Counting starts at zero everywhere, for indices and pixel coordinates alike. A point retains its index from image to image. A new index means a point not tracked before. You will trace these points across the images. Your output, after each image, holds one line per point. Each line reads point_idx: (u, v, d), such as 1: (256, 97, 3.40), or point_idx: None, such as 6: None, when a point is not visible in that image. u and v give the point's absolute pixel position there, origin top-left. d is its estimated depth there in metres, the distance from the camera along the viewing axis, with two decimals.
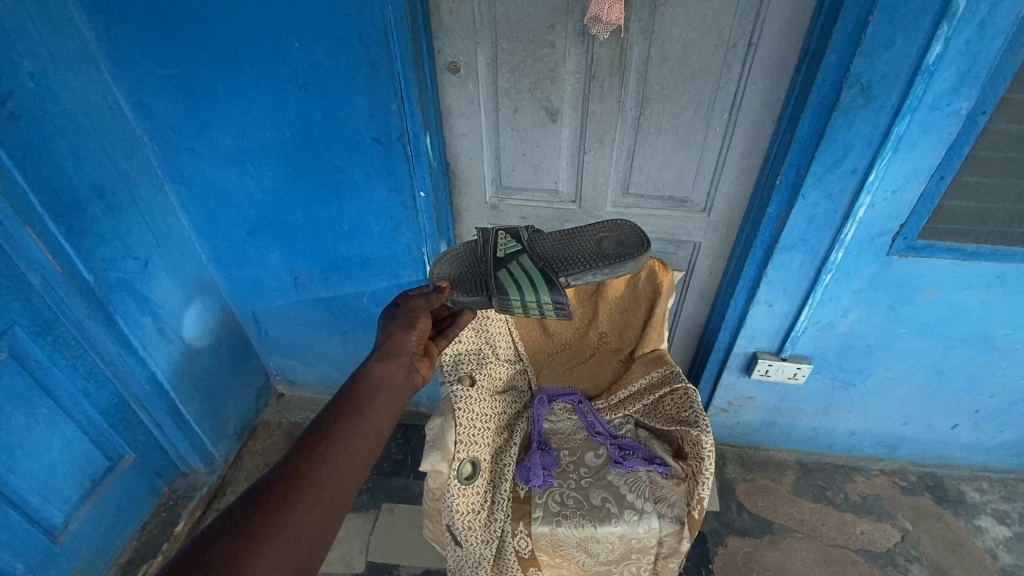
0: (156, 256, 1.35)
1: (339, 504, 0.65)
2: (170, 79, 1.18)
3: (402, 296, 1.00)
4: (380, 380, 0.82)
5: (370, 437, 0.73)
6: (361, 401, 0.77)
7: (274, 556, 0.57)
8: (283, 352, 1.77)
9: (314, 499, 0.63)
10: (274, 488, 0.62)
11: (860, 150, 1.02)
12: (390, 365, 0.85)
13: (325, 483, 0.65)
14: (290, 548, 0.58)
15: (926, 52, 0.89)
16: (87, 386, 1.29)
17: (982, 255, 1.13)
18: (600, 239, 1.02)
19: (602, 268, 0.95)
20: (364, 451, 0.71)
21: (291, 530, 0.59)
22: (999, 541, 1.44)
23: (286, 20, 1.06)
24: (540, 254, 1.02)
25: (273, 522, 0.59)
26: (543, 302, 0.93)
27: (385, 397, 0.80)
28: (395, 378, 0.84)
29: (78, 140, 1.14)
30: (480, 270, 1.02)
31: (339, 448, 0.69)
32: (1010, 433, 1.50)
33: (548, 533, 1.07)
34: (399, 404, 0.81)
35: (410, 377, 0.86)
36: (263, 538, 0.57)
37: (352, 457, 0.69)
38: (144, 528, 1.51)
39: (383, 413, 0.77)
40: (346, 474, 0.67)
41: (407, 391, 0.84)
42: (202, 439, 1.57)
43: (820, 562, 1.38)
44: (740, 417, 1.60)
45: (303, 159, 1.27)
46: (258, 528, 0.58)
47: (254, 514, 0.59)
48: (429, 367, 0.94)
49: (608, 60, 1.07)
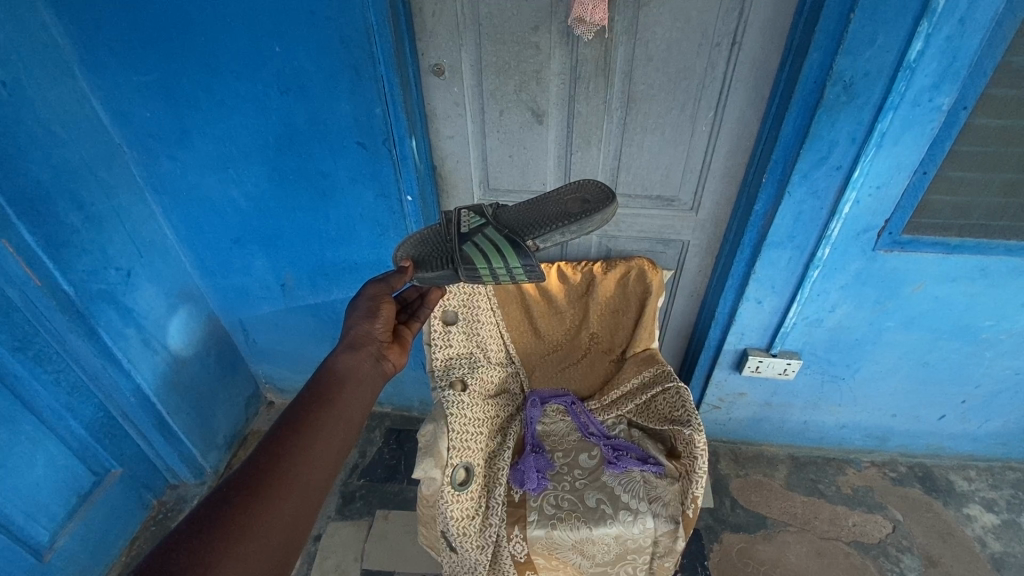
0: (139, 266, 1.33)
1: (311, 500, 0.64)
2: (149, 85, 1.15)
3: (366, 283, 0.96)
4: (350, 373, 0.80)
5: (341, 430, 0.73)
6: (330, 395, 0.76)
7: (246, 555, 0.55)
8: (272, 360, 1.75)
9: (284, 496, 0.62)
10: (242, 485, 0.60)
11: (844, 147, 1.02)
12: (358, 356, 0.84)
13: (297, 478, 0.64)
14: (263, 545, 0.57)
15: (907, 50, 0.90)
16: (70, 401, 1.26)
17: (965, 249, 1.14)
18: (565, 201, 0.98)
19: (570, 226, 0.91)
20: (336, 444, 0.71)
21: (264, 527, 0.58)
22: (988, 529, 1.46)
23: (266, 25, 1.04)
24: (506, 224, 0.98)
25: (245, 518, 0.57)
26: (512, 268, 0.89)
27: (355, 389, 0.79)
28: (363, 368, 0.83)
29: (54, 150, 1.12)
30: (445, 248, 0.95)
31: (310, 443, 0.68)
32: (996, 422, 1.52)
33: (543, 537, 1.06)
34: (369, 397, 0.81)
35: (378, 366, 0.86)
36: (232, 537, 0.55)
37: (324, 450, 0.68)
38: (134, 542, 1.49)
39: (353, 407, 0.76)
40: (319, 467, 0.67)
41: (377, 382, 0.84)
42: (192, 450, 1.55)
43: (813, 555, 1.39)
44: (732, 413, 1.61)
45: (287, 165, 1.25)
46: (228, 526, 0.56)
47: (223, 512, 0.57)
48: (401, 353, 0.92)
49: (593, 61, 1.07)
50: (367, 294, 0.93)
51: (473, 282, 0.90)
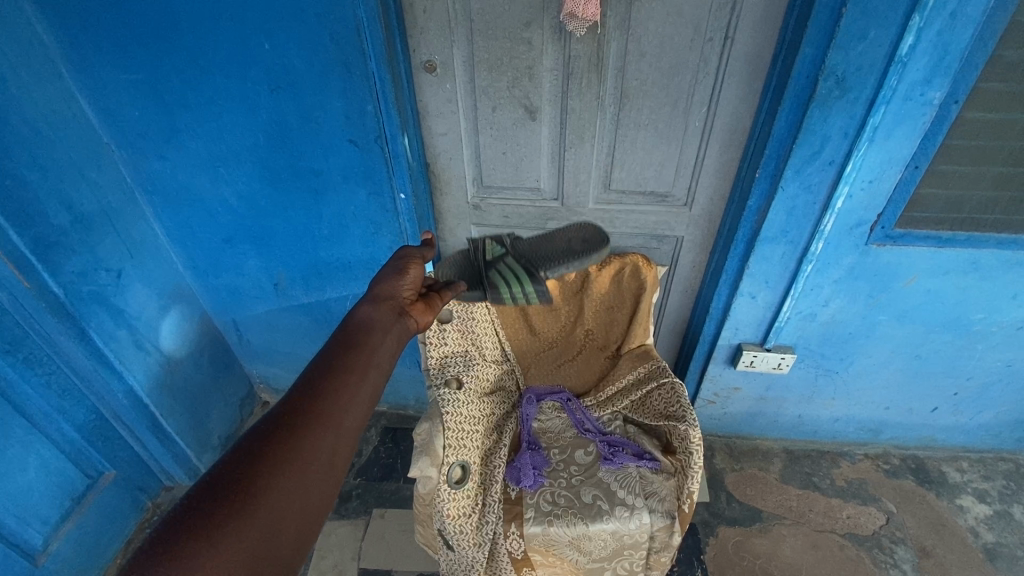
0: (130, 266, 1.32)
1: (347, 438, 0.66)
2: (137, 84, 1.14)
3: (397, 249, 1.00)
4: (375, 323, 0.82)
5: (372, 374, 0.74)
6: (360, 342, 0.77)
7: (288, 488, 0.58)
8: (266, 360, 1.74)
9: (320, 434, 0.63)
10: (280, 423, 0.62)
11: (837, 142, 1.03)
12: (382, 307, 0.86)
13: (332, 418, 0.65)
14: (304, 479, 0.59)
15: (898, 44, 0.90)
16: (62, 404, 1.25)
17: (956, 242, 1.15)
18: (574, 235, 1.06)
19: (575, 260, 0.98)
20: (367, 388, 0.72)
21: (302, 462, 0.60)
22: (980, 520, 1.48)
23: (255, 22, 1.03)
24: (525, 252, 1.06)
25: (284, 454, 0.60)
26: (527, 293, 0.97)
27: (382, 337, 0.80)
28: (387, 318, 0.84)
29: (41, 151, 1.10)
30: (473, 273, 1.05)
31: (341, 386, 0.69)
32: (988, 414, 1.54)
33: (540, 533, 1.06)
34: (395, 345, 0.82)
35: (402, 319, 0.87)
36: (271, 471, 0.58)
37: (355, 393, 0.70)
38: (129, 544, 1.48)
39: (381, 353, 0.78)
40: (352, 408, 0.68)
41: (401, 333, 0.85)
42: (186, 451, 1.54)
43: (808, 548, 1.40)
44: (726, 408, 1.62)
45: (278, 163, 1.24)
46: (269, 461, 0.58)
47: (263, 447, 0.59)
48: (425, 311, 0.92)
49: (586, 57, 1.06)
50: (398, 254, 0.98)
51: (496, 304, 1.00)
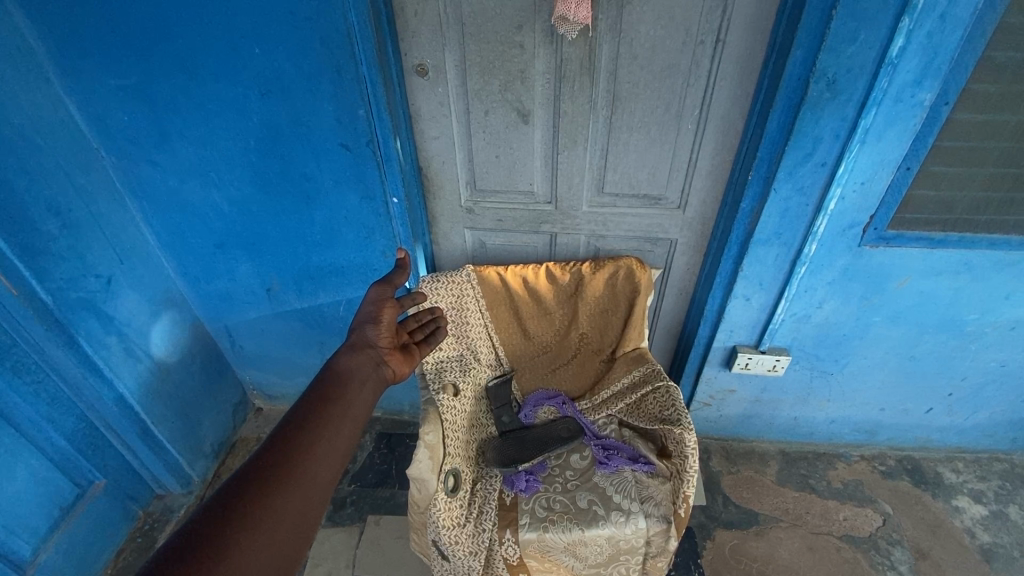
0: (120, 273, 1.30)
1: (319, 494, 0.67)
2: (125, 89, 1.13)
3: (369, 288, 1.03)
4: (352, 374, 0.86)
5: (346, 428, 0.77)
6: (336, 395, 0.81)
7: (259, 545, 0.58)
8: (259, 366, 1.72)
9: (293, 488, 0.65)
10: (255, 478, 0.64)
11: (828, 144, 1.03)
12: (360, 357, 0.90)
13: (306, 473, 0.67)
14: (275, 534, 0.60)
15: (889, 46, 0.90)
16: (50, 412, 1.23)
17: (950, 243, 1.15)
18: (562, 428, 1.30)
19: (564, 443, 1.25)
20: (342, 442, 0.75)
21: (275, 517, 0.61)
22: (976, 520, 1.48)
23: (245, 26, 1.02)
24: (526, 433, 1.29)
25: (257, 509, 0.61)
26: (527, 441, 1.26)
27: (358, 389, 0.84)
28: (362, 369, 0.89)
29: (30, 157, 1.09)
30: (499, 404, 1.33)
31: (316, 439, 0.72)
32: (983, 414, 1.54)
33: (536, 539, 1.05)
34: (372, 397, 0.86)
35: (378, 370, 0.92)
36: (246, 527, 0.59)
37: (330, 447, 0.72)
38: (119, 554, 1.46)
39: (356, 406, 0.81)
40: (326, 462, 0.70)
41: (378, 383, 0.89)
42: (178, 458, 1.52)
43: (805, 551, 1.40)
44: (722, 410, 1.62)
45: (269, 167, 1.23)
46: (242, 516, 0.59)
47: (239, 501, 0.61)
48: (401, 360, 0.99)
49: (578, 60, 1.06)
50: (372, 297, 1.01)
51: (501, 448, 1.25)
